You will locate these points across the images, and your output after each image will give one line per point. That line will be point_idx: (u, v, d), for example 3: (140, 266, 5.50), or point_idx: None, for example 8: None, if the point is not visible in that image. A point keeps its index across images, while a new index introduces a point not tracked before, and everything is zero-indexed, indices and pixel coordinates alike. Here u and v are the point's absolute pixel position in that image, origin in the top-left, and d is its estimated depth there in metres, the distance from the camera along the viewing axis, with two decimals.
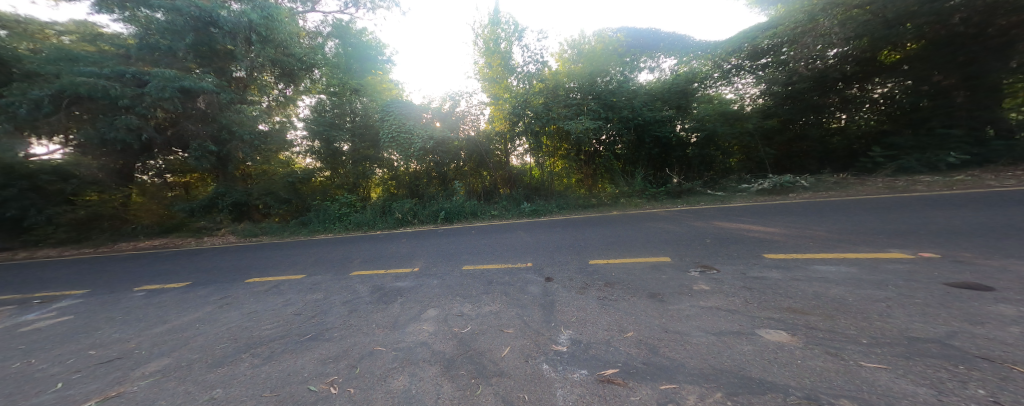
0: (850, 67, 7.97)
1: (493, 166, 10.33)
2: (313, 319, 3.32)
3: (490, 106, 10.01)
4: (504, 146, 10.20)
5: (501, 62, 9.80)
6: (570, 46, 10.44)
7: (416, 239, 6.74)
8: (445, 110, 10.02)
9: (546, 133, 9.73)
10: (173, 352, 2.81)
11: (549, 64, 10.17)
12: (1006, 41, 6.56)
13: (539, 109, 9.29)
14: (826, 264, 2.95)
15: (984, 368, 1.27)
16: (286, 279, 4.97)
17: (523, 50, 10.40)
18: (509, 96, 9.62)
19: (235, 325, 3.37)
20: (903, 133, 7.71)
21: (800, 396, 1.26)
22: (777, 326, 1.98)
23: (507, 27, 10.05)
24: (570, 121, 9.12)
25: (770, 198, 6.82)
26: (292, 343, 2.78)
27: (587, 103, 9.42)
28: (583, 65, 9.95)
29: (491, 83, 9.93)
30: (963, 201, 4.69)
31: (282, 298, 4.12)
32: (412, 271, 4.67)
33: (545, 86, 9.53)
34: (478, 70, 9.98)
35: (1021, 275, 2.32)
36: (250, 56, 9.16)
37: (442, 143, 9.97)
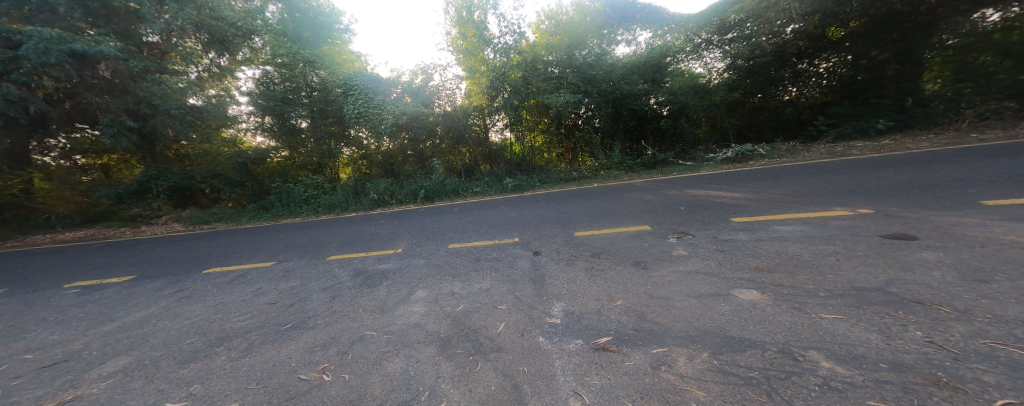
0: (805, 43, 8.42)
1: (472, 142, 9.91)
2: (292, 307, 3.15)
3: (466, 80, 9.49)
4: (482, 121, 9.76)
5: (475, 33, 9.49)
6: (547, 17, 10.32)
7: (395, 220, 6.49)
8: (417, 84, 9.53)
9: (526, 108, 9.46)
10: (131, 351, 2.56)
11: (526, 35, 9.83)
12: (931, 20, 7.27)
13: (518, 83, 8.94)
14: (784, 224, 3.27)
15: (918, 312, 1.56)
16: (254, 268, 4.63)
17: (499, 19, 9.83)
18: (486, 69, 9.23)
19: (201, 318, 3.11)
20: (841, 103, 8.44)
21: (776, 351, 1.46)
22: (748, 285, 2.20)
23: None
24: (550, 95, 8.96)
25: (734, 166, 7.27)
26: (272, 333, 2.65)
27: (568, 77, 9.21)
28: (562, 37, 9.61)
29: (466, 55, 9.63)
30: (891, 162, 5.33)
31: (251, 288, 3.85)
32: (394, 252, 4.54)
33: (523, 59, 9.20)
34: (451, 41, 9.55)
35: (937, 224, 2.74)
36: (165, 18, 7.76)
37: (411, 120, 9.22)
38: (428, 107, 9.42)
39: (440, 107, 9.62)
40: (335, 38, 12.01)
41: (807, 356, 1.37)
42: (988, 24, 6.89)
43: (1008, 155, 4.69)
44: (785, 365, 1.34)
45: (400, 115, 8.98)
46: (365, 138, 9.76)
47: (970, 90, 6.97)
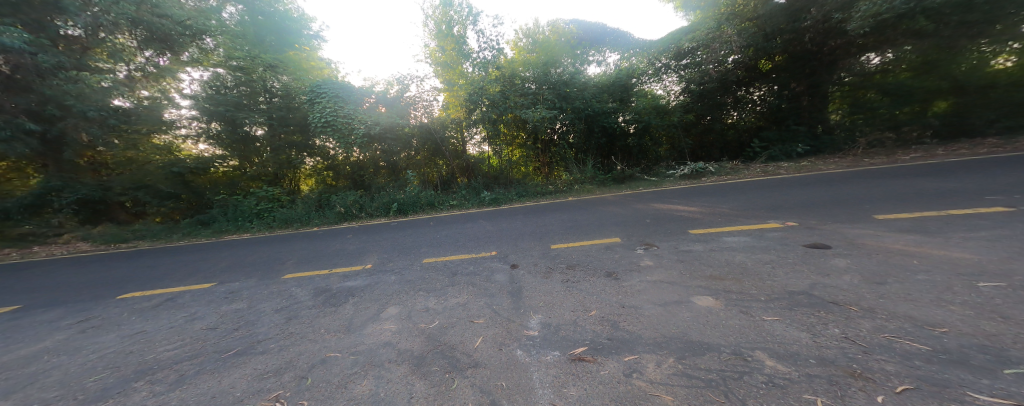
0: (742, 72, 9.57)
1: (449, 154, 9.84)
2: (238, 332, 2.83)
3: (444, 92, 9.49)
4: (460, 134, 9.76)
5: (454, 47, 9.61)
6: (525, 35, 10.73)
7: (363, 234, 6.16)
8: (392, 95, 9.22)
9: (504, 121, 9.65)
10: (13, 395, 2.11)
11: (504, 51, 10.07)
12: (833, 59, 8.75)
13: (495, 97, 9.14)
14: (733, 236, 3.68)
15: (835, 312, 1.86)
16: (187, 290, 4.08)
17: (478, 34, 10.03)
18: (464, 82, 9.34)
19: (114, 351, 2.66)
20: (771, 128, 9.74)
21: (730, 353, 1.65)
22: (705, 292, 2.45)
23: (460, 10, 9.74)
24: (527, 110, 9.25)
25: (691, 182, 8.01)
26: (211, 362, 2.35)
27: (543, 93, 9.56)
28: (538, 54, 10.04)
29: (444, 68, 9.68)
30: (812, 181, 6.26)
31: (183, 313, 3.38)
32: (362, 268, 4.30)
33: (501, 74, 9.43)
34: (429, 53, 9.59)
35: (847, 235, 3.28)
36: (92, 10, 6.66)
37: (384, 131, 8.99)
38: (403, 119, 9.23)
39: (417, 118, 9.46)
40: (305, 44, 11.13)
41: (753, 356, 1.57)
42: (869, 67, 8.41)
43: (892, 177, 5.76)
44: (737, 365, 1.53)
45: (372, 126, 8.73)
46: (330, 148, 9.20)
47: (863, 121, 8.55)
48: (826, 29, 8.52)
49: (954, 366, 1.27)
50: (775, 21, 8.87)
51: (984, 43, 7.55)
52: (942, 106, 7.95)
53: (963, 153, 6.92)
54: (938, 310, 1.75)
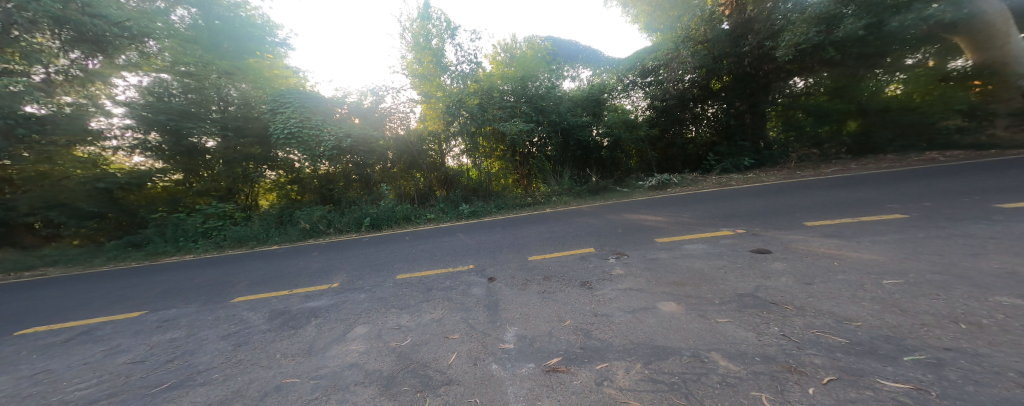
0: (696, 91, 10.53)
1: (426, 167, 9.75)
2: (175, 364, 2.53)
3: (421, 104, 9.43)
4: (438, 146, 9.78)
5: (432, 59, 9.59)
6: (503, 50, 10.98)
7: (331, 251, 5.84)
8: (365, 106, 9.04)
9: (482, 134, 9.75)
10: None
11: (483, 65, 10.23)
12: (766, 83, 9.97)
13: (473, 110, 9.21)
14: (694, 243, 3.98)
15: (775, 311, 2.10)
16: (111, 321, 3.59)
17: (456, 48, 10.14)
18: (442, 95, 9.36)
19: (8, 395, 2.26)
20: (722, 143, 10.71)
21: (690, 355, 1.79)
22: (669, 298, 2.63)
23: (438, 23, 9.81)
24: (504, 123, 9.40)
25: (658, 193, 8.49)
26: (140, 399, 2.07)
27: (520, 106, 9.80)
28: (516, 68, 10.30)
29: (422, 80, 9.59)
30: (761, 191, 6.93)
31: (107, 347, 2.96)
32: (329, 287, 4.06)
33: (479, 87, 9.58)
34: (406, 65, 9.50)
35: (787, 241, 3.68)
36: (5, 6, 5.87)
37: (359, 145, 8.69)
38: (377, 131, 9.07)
39: (393, 131, 9.36)
40: (264, 51, 9.93)
41: (710, 357, 1.72)
42: (796, 89, 9.77)
43: (824, 188, 6.54)
44: (696, 367, 1.66)
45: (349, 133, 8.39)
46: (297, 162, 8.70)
47: (794, 138, 9.75)
48: (760, 56, 9.68)
49: (867, 357, 1.48)
50: (722, 45, 9.87)
51: (880, 72, 8.89)
52: (853, 125, 9.25)
53: (870, 166, 8.07)
54: (855, 307, 2.03)
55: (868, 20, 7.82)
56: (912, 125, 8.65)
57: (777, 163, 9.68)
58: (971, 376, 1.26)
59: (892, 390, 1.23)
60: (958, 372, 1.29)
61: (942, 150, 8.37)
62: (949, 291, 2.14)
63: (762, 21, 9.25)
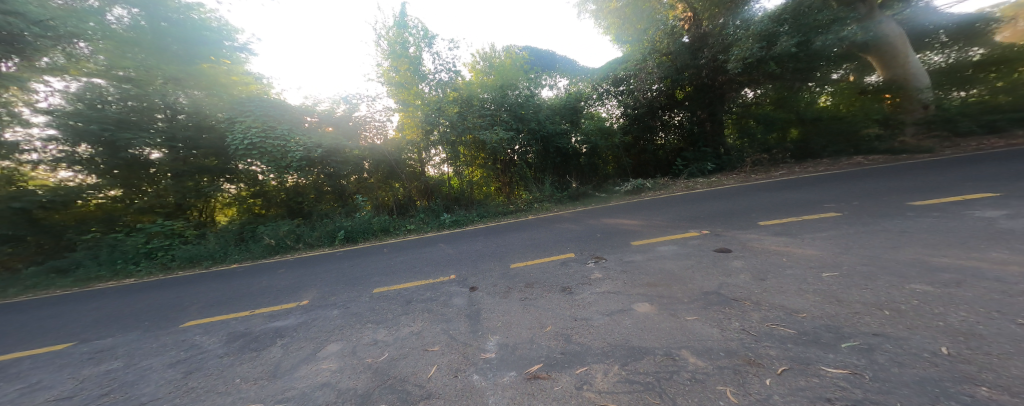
0: (663, 100, 11.17)
1: (406, 177, 9.66)
2: (110, 398, 2.27)
3: (398, 112, 9.30)
4: (418, 155, 9.67)
5: (409, 67, 9.44)
6: (482, 58, 11.01)
7: (299, 268, 5.53)
8: (338, 114, 8.91)
9: (463, 143, 9.75)
10: None
11: (462, 74, 10.23)
12: (720, 94, 10.74)
13: (454, 118, 9.20)
14: (665, 245, 4.18)
15: (736, 307, 2.29)
16: (31, 355, 3.18)
17: (434, 57, 10.08)
18: (421, 103, 9.29)
19: None
20: (688, 149, 11.37)
21: (663, 355, 1.90)
22: (642, 299, 2.76)
23: (415, 32, 9.70)
24: (485, 131, 9.49)
25: (634, 197, 8.85)
26: None
27: (500, 114, 9.89)
28: (495, 77, 10.35)
29: (398, 88, 9.44)
30: (727, 193, 7.41)
31: (25, 385, 2.60)
32: (297, 305, 3.85)
33: (458, 95, 9.61)
34: (382, 73, 9.31)
35: (746, 240, 3.98)
36: None
37: (330, 154, 8.44)
38: (350, 140, 8.91)
39: (368, 141, 9.21)
40: (224, 55, 8.39)
41: (680, 355, 1.84)
42: (747, 99, 10.71)
43: (780, 189, 7.11)
44: (668, 366, 1.77)
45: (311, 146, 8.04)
46: (263, 175, 8.22)
47: (748, 145, 10.61)
48: (713, 68, 10.37)
49: (813, 347, 1.66)
50: (683, 58, 10.44)
51: (812, 85, 10.03)
52: (794, 133, 10.10)
53: (810, 170, 8.88)
54: (802, 300, 2.26)
55: (799, 39, 8.60)
56: (841, 134, 9.58)
57: (734, 168, 10.34)
58: (896, 359, 1.45)
59: (834, 376, 1.40)
60: (885, 356, 1.48)
61: (866, 155, 9.23)
62: (878, 281, 2.43)
63: (715, 36, 9.99)
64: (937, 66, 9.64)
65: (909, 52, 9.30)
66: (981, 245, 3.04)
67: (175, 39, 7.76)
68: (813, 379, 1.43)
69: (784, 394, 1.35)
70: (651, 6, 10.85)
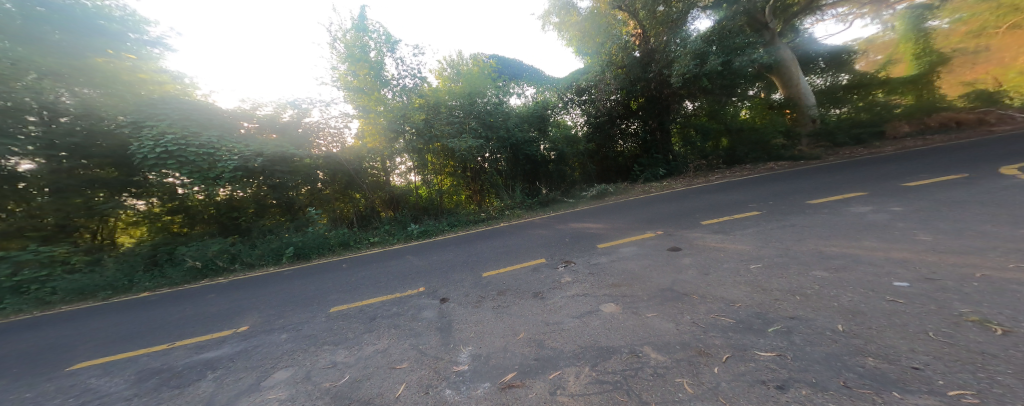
0: (620, 109, 11.87)
1: (367, 187, 9.36)
2: None
3: (358, 119, 8.90)
4: (382, 164, 9.43)
5: (369, 73, 9.03)
6: (449, 66, 10.83)
7: (244, 291, 5.00)
8: (283, 120, 8.01)
9: (430, 151, 9.73)
10: None
11: (428, 80, 10.07)
12: (665, 105, 11.56)
13: (420, 126, 9.12)
14: (628, 246, 4.42)
15: (687, 301, 2.77)
16: None
17: (398, 63, 9.81)
18: (384, 110, 8.99)
19: None
20: (643, 156, 12.09)
21: (630, 352, 2.09)
22: (608, 299, 2.94)
23: (376, 36, 9.39)
24: (453, 139, 9.44)
25: (598, 202, 9.24)
26: None
27: (469, 122, 9.86)
28: (462, 84, 10.25)
29: (358, 94, 8.98)
30: (683, 195, 8.02)
31: None
32: (238, 332, 3.47)
33: (425, 103, 9.53)
34: (339, 78, 8.82)
35: (697, 241, 4.35)
36: None
37: (273, 164, 7.53)
38: (299, 148, 8.15)
39: (319, 150, 8.51)
40: (127, 48, 6.41)
41: (644, 351, 2.07)
42: (687, 110, 11.73)
43: (726, 190, 7.85)
44: (633, 363, 1.95)
45: (245, 151, 6.93)
46: (186, 187, 6.64)
47: (693, 152, 11.54)
48: (658, 82, 11.27)
49: (751, 333, 2.16)
50: (635, 70, 11.31)
51: (735, 100, 11.57)
52: (724, 142, 11.44)
53: (739, 174, 9.97)
54: (737, 290, 2.88)
55: (723, 58, 9.67)
56: (757, 143, 11.02)
57: (682, 172, 11.26)
58: (814, 354, 1.83)
59: (765, 358, 1.86)
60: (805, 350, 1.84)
61: (778, 161, 10.66)
62: (792, 273, 3.13)
63: (661, 52, 10.65)
64: (818, 87, 12.75)
65: (797, 75, 11.62)
66: (859, 237, 3.86)
67: (56, 25, 5.69)
68: (750, 362, 1.86)
69: (730, 379, 1.69)
70: (607, 21, 11.40)
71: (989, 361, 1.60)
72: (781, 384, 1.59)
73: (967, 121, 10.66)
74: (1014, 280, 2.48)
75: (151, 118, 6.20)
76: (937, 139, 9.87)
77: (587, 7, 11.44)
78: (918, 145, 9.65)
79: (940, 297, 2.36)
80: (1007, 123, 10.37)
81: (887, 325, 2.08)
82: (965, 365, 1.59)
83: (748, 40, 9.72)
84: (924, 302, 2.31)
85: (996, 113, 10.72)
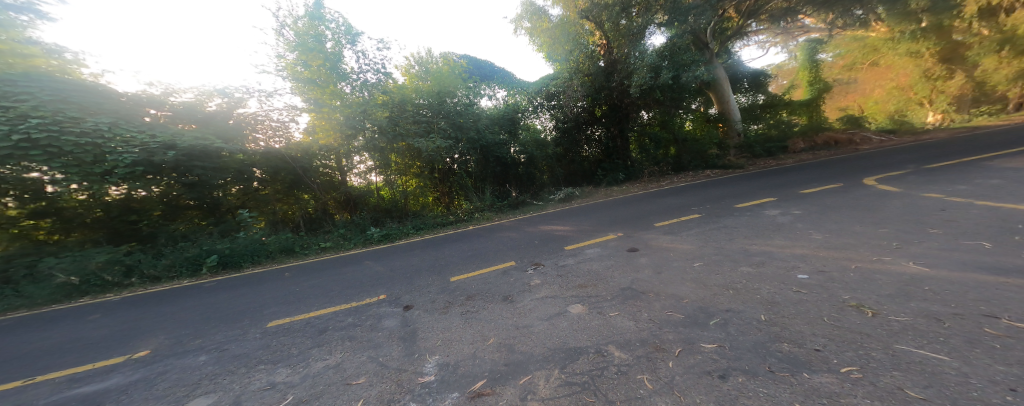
0: (586, 115, 12.37)
1: (317, 187, 8.61)
2: None
3: (308, 113, 8.03)
4: (336, 163, 8.76)
5: (325, 64, 8.17)
6: (417, 62, 10.29)
7: (158, 307, 4.21)
8: (207, 110, 6.75)
9: (394, 150, 9.19)
10: None
11: (393, 76, 9.49)
12: (625, 113, 12.29)
13: (383, 123, 8.57)
14: (593, 248, 4.63)
15: (645, 299, 2.96)
16: None
17: (359, 56, 9.08)
18: (341, 105, 8.24)
19: None
20: (606, 161, 12.68)
21: (596, 352, 2.17)
22: (576, 300, 3.04)
23: (335, 26, 8.56)
24: (420, 139, 9.08)
25: (565, 205, 9.53)
26: None
27: (437, 122, 9.53)
28: (431, 82, 9.81)
29: (309, 85, 8.09)
30: (640, 198, 8.62)
31: None
32: (150, 354, 2.91)
33: (389, 99, 8.95)
34: (285, 66, 7.81)
35: (653, 242, 4.70)
36: None
37: (191, 158, 6.31)
38: (228, 142, 6.93)
39: (256, 144, 7.44)
40: None
41: (608, 351, 2.16)
42: (643, 120, 12.60)
43: (677, 194, 8.61)
44: (599, 363, 2.03)
45: (149, 142, 5.64)
46: (59, 185, 5.16)
47: (648, 159, 12.43)
48: (618, 92, 11.96)
49: (696, 327, 2.39)
50: (600, 79, 11.89)
51: (681, 112, 12.83)
52: (672, 150, 12.54)
53: (687, 180, 10.97)
54: (688, 287, 3.15)
55: (673, 73, 10.51)
56: (698, 153, 12.26)
57: (638, 177, 12.07)
58: (749, 343, 2.07)
59: (710, 350, 2.06)
60: (743, 343, 2.07)
61: (716, 169, 11.97)
62: (724, 269, 3.53)
63: (623, 64, 11.34)
64: (743, 104, 14.82)
65: (727, 94, 13.21)
66: (775, 237, 4.51)
67: None
68: (698, 354, 2.04)
69: (682, 372, 1.84)
70: (575, 30, 11.59)
71: (867, 340, 1.98)
72: (723, 374, 1.77)
73: (842, 140, 12.98)
74: (876, 270, 3.10)
75: (3, 98, 4.63)
76: (823, 155, 11.83)
77: (558, 15, 11.56)
78: (811, 158, 11.57)
79: (830, 286, 2.86)
80: (866, 143, 12.87)
81: (795, 313, 2.45)
82: (852, 345, 1.94)
83: (694, 58, 10.59)
84: (819, 291, 2.78)
85: (860, 134, 13.42)
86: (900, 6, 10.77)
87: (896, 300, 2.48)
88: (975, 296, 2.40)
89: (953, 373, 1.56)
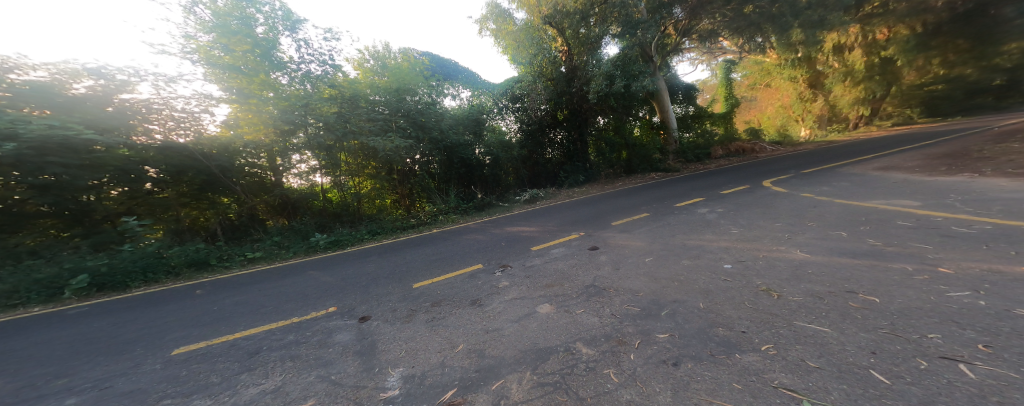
0: (548, 119, 12.80)
1: (242, 188, 7.61)
2: None
3: (232, 103, 6.99)
4: (270, 162, 7.84)
5: (256, 51, 7.26)
6: (372, 56, 9.62)
7: (25, 339, 3.32)
8: (69, 93, 5.30)
9: (343, 149, 8.45)
10: None
11: (344, 69, 8.76)
12: (582, 118, 12.90)
13: (331, 119, 7.84)
14: (559, 248, 4.75)
15: (607, 295, 3.11)
16: None
17: (300, 45, 8.17)
18: (276, 98, 7.31)
19: None
20: (567, 163, 13.15)
21: (564, 351, 2.21)
22: (544, 301, 3.08)
23: (268, 10, 7.62)
24: (376, 138, 8.52)
25: (529, 206, 9.66)
26: None
27: (396, 121, 9.07)
28: (389, 79, 9.27)
29: (233, 72, 7.05)
30: (599, 199, 9.09)
31: None
32: (12, 398, 2.28)
33: (339, 94, 8.22)
34: (200, 49, 6.68)
35: (611, 240, 4.98)
36: None
37: (42, 152, 4.79)
38: (105, 134, 5.59)
39: (148, 137, 6.15)
40: None
41: (576, 349, 2.22)
42: (601, 125, 13.38)
43: (631, 195, 9.26)
44: (568, 361, 2.08)
45: None
46: None
47: (603, 163, 13.14)
48: (578, 98, 12.51)
49: (650, 319, 2.57)
50: (561, 84, 12.32)
51: (629, 118, 13.85)
52: (624, 154, 13.35)
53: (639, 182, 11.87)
54: (644, 281, 3.39)
55: (621, 81, 11.24)
56: (642, 157, 13.32)
57: (594, 179, 12.79)
58: (698, 330, 2.29)
59: (663, 339, 2.23)
60: (693, 331, 2.28)
61: (661, 172, 13.14)
62: (670, 263, 3.87)
63: (582, 70, 11.86)
64: (681, 113, 16.53)
65: (666, 103, 14.55)
66: (712, 231, 5.08)
67: None
68: (654, 344, 2.20)
69: (642, 363, 1.96)
70: (539, 35, 11.79)
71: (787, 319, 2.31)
72: (676, 362, 1.92)
73: (749, 148, 15.10)
74: (777, 257, 3.66)
75: None
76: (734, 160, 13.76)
77: (522, 19, 11.66)
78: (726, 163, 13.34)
79: (748, 274, 3.30)
80: (763, 151, 15.29)
81: (726, 299, 2.78)
82: (777, 325, 2.24)
83: (638, 70, 11.43)
84: (740, 278, 3.18)
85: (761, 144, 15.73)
86: (785, 41, 13.13)
87: (802, 283, 2.93)
88: (844, 275, 2.95)
89: (836, 342, 1.89)
